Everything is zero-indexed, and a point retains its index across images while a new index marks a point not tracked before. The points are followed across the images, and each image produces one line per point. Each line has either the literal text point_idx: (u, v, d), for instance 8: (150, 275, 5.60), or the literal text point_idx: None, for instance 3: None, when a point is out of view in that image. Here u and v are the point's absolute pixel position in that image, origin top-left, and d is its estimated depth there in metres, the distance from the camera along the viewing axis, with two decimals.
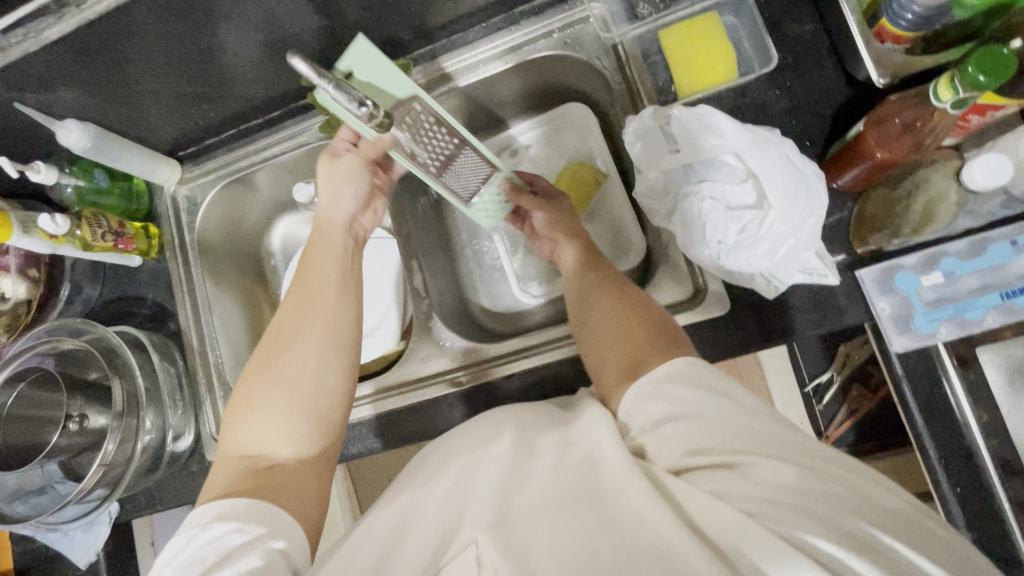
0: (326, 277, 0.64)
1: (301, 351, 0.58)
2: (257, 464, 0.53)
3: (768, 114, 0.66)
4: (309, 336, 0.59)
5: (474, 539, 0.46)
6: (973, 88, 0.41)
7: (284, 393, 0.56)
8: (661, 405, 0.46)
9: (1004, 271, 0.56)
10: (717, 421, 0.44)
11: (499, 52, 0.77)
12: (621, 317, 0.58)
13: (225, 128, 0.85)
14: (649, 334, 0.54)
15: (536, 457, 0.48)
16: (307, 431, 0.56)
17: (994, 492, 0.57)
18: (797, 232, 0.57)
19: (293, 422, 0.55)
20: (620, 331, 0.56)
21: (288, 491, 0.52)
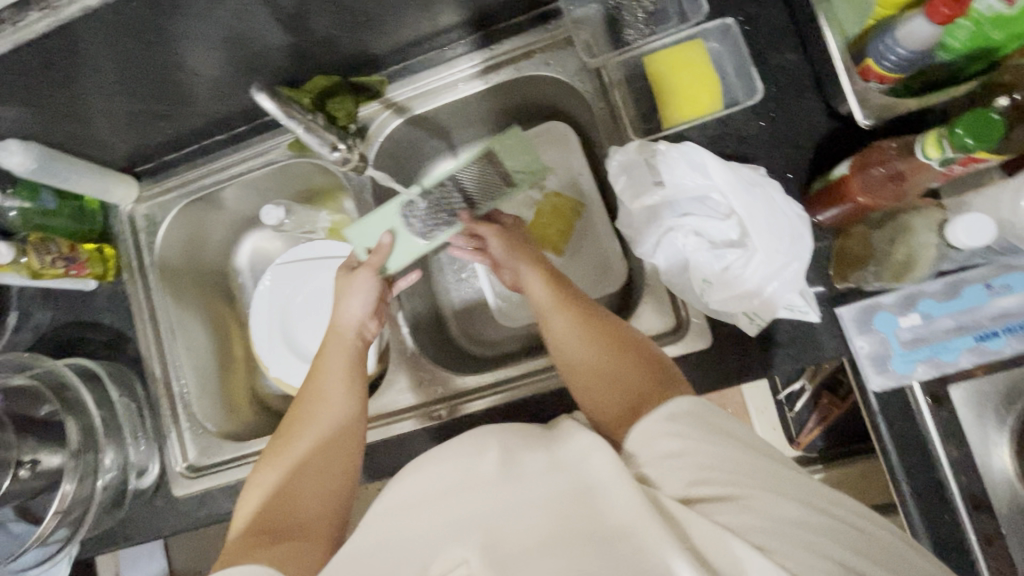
0: (335, 369, 0.64)
1: (309, 435, 0.59)
2: (262, 539, 0.51)
3: (752, 145, 0.65)
4: (319, 428, 0.59)
5: (463, 562, 0.36)
6: (959, 150, 0.41)
7: (293, 472, 0.56)
8: (670, 442, 0.40)
9: (978, 313, 0.57)
10: (717, 453, 0.39)
11: (478, 70, 0.74)
12: (611, 368, 0.52)
13: (184, 143, 0.80)
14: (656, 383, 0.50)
15: (525, 474, 0.38)
16: (311, 512, 0.54)
17: (962, 522, 0.58)
18: (780, 274, 0.57)
19: (295, 502, 0.55)
20: (615, 383, 0.52)
21: (291, 560, 0.49)
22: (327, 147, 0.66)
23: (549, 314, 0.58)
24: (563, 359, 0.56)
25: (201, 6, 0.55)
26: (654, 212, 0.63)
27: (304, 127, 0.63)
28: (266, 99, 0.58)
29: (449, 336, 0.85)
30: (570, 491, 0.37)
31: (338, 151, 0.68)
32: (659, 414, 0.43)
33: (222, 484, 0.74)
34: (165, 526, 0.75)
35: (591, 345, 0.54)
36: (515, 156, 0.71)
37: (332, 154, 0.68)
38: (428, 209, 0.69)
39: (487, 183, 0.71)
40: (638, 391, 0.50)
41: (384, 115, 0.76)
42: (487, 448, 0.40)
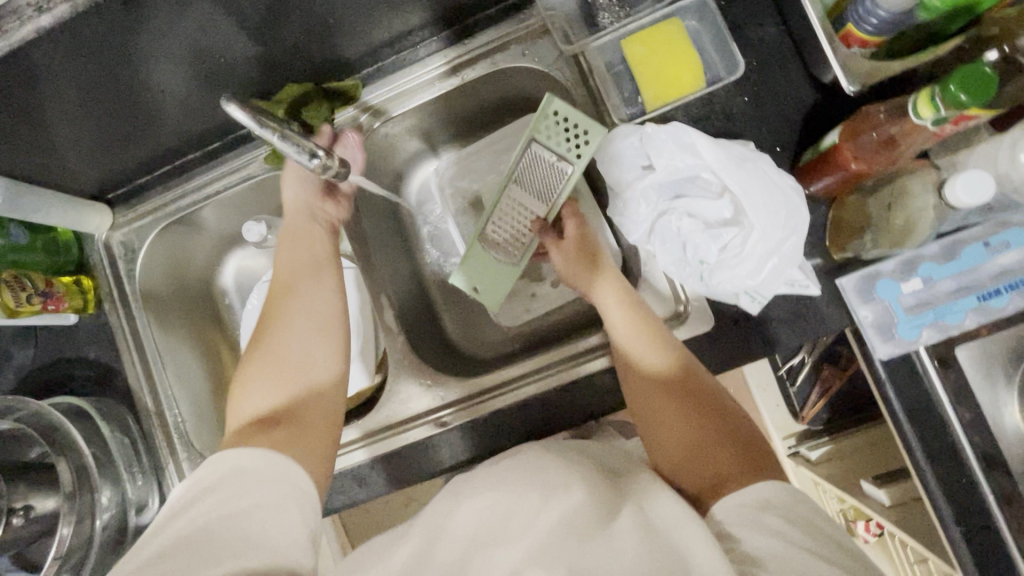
0: (312, 272, 0.67)
1: (291, 346, 0.60)
2: (259, 426, 0.55)
3: (737, 122, 0.64)
4: (297, 321, 0.62)
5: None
6: (955, 107, 0.40)
7: (275, 372, 0.59)
8: (765, 539, 0.42)
9: (978, 272, 0.56)
10: (813, 567, 0.40)
11: (455, 66, 0.72)
12: (695, 433, 0.52)
13: (157, 164, 0.78)
14: (734, 455, 0.50)
15: (616, 534, 0.43)
16: (300, 390, 0.58)
17: (978, 483, 0.58)
18: (779, 249, 0.55)
19: (290, 387, 0.58)
20: (699, 452, 0.51)
21: (294, 438, 0.54)
22: (306, 154, 0.62)
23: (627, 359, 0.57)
24: (641, 406, 0.56)
25: (163, 23, 0.53)
26: (646, 196, 0.61)
27: (278, 136, 0.59)
28: (234, 110, 0.55)
29: (446, 339, 0.83)
30: (662, 554, 0.41)
31: (316, 157, 0.63)
32: (744, 503, 0.45)
33: None
34: None
35: (677, 406, 0.53)
36: (564, 137, 0.60)
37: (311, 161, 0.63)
38: (507, 227, 0.67)
39: (551, 178, 0.62)
40: (717, 463, 0.50)
41: (361, 120, 0.74)
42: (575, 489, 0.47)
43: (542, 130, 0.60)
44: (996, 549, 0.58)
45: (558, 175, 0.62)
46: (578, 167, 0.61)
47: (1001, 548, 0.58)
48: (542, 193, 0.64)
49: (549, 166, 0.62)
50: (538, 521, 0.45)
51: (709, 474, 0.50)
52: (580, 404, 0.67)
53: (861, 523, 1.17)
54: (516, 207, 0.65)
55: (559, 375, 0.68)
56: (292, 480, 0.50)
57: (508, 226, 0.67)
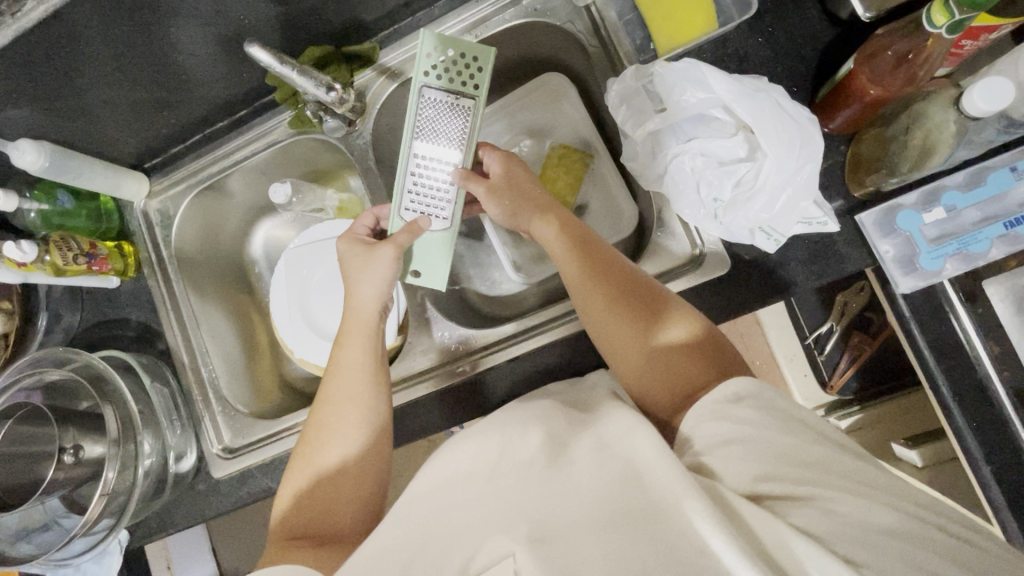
0: (361, 342, 0.63)
1: (338, 429, 0.58)
2: (300, 543, 0.53)
3: (751, 62, 0.64)
4: (339, 409, 0.59)
5: (509, 553, 0.38)
6: (973, 7, 0.39)
7: (323, 454, 0.58)
8: (721, 426, 0.42)
9: (1005, 200, 0.55)
10: (783, 447, 0.39)
11: (466, 26, 0.73)
12: (655, 352, 0.52)
13: (189, 133, 0.82)
14: (705, 365, 0.51)
15: (573, 465, 0.41)
16: (347, 487, 0.56)
17: (1009, 420, 0.57)
18: (793, 181, 0.55)
19: (332, 482, 0.56)
20: (667, 368, 0.51)
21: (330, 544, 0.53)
22: (322, 85, 0.66)
23: (593, 301, 0.56)
24: (610, 345, 0.55)
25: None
26: (658, 140, 0.62)
27: (297, 70, 0.64)
28: (259, 48, 0.60)
29: (466, 299, 0.85)
30: (616, 472, 0.39)
31: (331, 89, 0.67)
32: (711, 398, 0.45)
33: (260, 460, 0.75)
34: (207, 509, 0.76)
35: (633, 330, 0.53)
36: (457, 74, 0.62)
37: (327, 93, 0.67)
38: (427, 195, 0.65)
39: (451, 118, 0.63)
40: (689, 377, 0.50)
41: (378, 82, 0.76)
42: (531, 431, 0.45)
43: (427, 72, 0.62)
44: None
45: (461, 115, 0.63)
46: (481, 94, 0.62)
47: None
48: (447, 138, 0.64)
49: (445, 108, 0.63)
50: (499, 470, 0.43)
51: (680, 388, 0.50)
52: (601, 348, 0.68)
53: None
54: (433, 167, 0.65)
55: (578, 323, 0.69)
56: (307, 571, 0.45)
57: (431, 181, 0.65)
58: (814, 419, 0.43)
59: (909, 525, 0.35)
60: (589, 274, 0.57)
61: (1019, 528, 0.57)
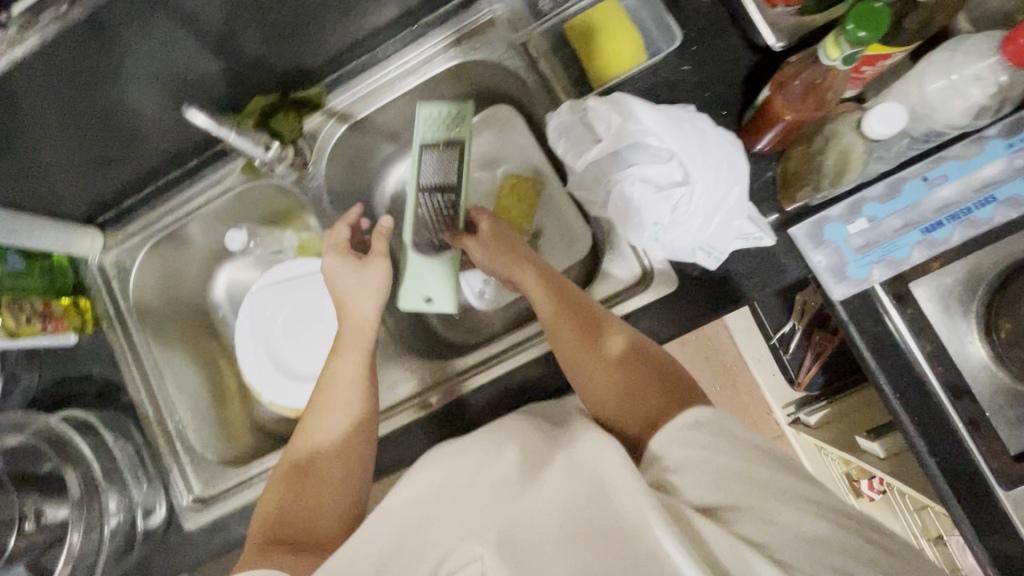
0: (355, 349, 0.65)
1: (329, 430, 0.60)
2: (276, 547, 0.53)
3: (682, 89, 0.67)
4: (330, 412, 0.61)
5: (478, 558, 0.41)
6: (856, 44, 0.43)
7: (313, 450, 0.60)
8: (684, 449, 0.43)
9: (921, 207, 0.58)
10: (739, 468, 0.41)
11: (412, 67, 0.76)
12: (623, 375, 0.54)
13: (142, 185, 0.82)
14: (666, 394, 0.52)
15: (544, 482, 0.42)
16: (331, 489, 0.58)
17: (948, 412, 0.60)
18: (725, 202, 0.58)
19: (318, 484, 0.58)
20: (629, 397, 0.53)
21: (308, 547, 0.54)
22: (260, 146, 0.67)
23: (561, 329, 0.58)
24: (576, 373, 0.57)
25: (136, 43, 0.59)
26: (600, 168, 0.64)
27: (234, 131, 0.63)
28: (195, 112, 0.56)
29: (432, 329, 0.86)
30: (584, 488, 0.39)
31: (271, 147, 0.69)
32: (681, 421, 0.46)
33: (233, 508, 0.74)
34: (179, 563, 0.75)
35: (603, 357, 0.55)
36: (436, 125, 0.71)
37: (267, 152, 0.69)
38: (432, 228, 0.71)
39: (441, 160, 0.71)
40: (650, 405, 0.52)
41: (328, 126, 0.77)
42: (507, 449, 0.48)
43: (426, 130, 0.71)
44: (970, 474, 0.60)
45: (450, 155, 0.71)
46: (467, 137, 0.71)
47: (975, 472, 0.59)
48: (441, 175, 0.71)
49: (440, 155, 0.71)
50: (473, 483, 0.46)
51: (642, 415, 0.52)
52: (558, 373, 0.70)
53: (866, 481, 1.19)
54: (435, 203, 0.71)
55: (539, 347, 0.71)
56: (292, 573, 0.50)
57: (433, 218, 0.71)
58: (767, 442, 0.45)
59: (847, 538, 0.37)
60: (559, 303, 0.59)
61: (967, 515, 0.60)
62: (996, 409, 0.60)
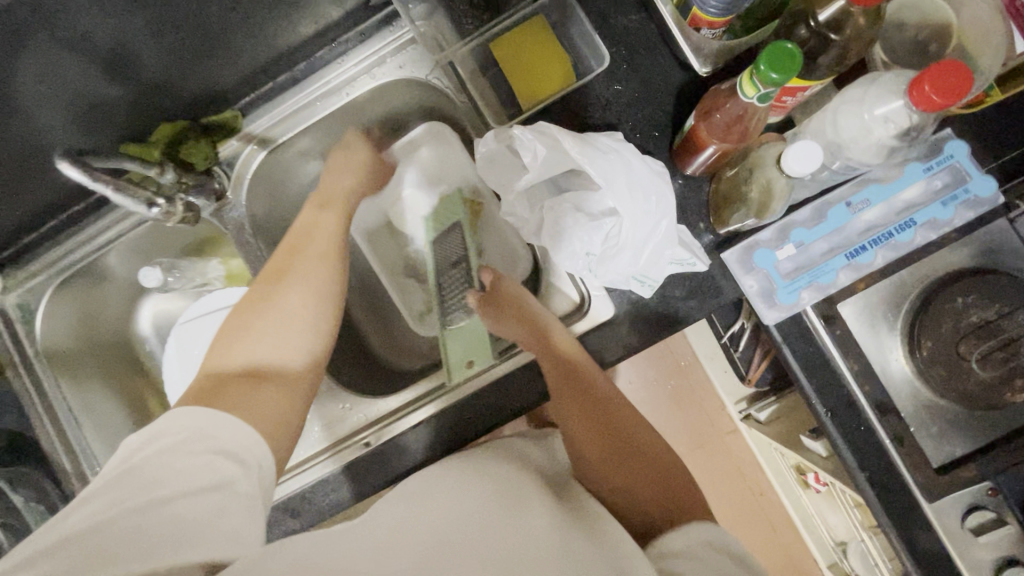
0: (319, 265, 0.59)
1: (283, 331, 0.54)
2: (233, 389, 0.48)
3: (613, 110, 0.65)
4: (298, 304, 0.55)
5: None
6: (769, 85, 0.41)
7: (269, 355, 0.52)
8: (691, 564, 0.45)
9: (846, 231, 0.59)
10: None
11: (337, 86, 0.72)
12: (626, 472, 0.57)
13: (43, 219, 0.75)
14: (666, 496, 0.56)
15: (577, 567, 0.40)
16: (293, 356, 0.53)
17: (875, 428, 0.62)
18: (654, 234, 0.57)
19: (281, 349, 0.53)
20: (628, 490, 0.57)
21: (268, 403, 0.48)
22: (144, 206, 0.62)
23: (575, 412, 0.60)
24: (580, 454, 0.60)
25: (23, 74, 0.54)
26: (529, 196, 0.63)
27: (114, 189, 0.58)
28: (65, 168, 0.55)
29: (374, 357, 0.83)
30: None
31: (156, 206, 0.63)
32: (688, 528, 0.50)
33: None
34: None
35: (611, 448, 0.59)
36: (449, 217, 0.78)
37: (150, 211, 0.63)
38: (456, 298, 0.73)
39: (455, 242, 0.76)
40: (649, 504, 0.56)
41: (246, 151, 0.72)
42: (538, 514, 0.45)
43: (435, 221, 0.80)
44: (896, 488, 0.61)
45: (459, 237, 0.77)
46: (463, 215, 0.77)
47: (901, 485, 0.61)
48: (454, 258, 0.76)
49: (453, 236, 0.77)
50: (489, 530, 0.41)
51: (641, 511, 0.55)
52: (496, 405, 0.67)
53: (812, 473, 1.23)
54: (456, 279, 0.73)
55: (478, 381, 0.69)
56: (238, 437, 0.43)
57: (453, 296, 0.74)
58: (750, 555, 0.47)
59: None
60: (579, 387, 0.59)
61: (894, 527, 0.62)
62: (921, 424, 0.61)
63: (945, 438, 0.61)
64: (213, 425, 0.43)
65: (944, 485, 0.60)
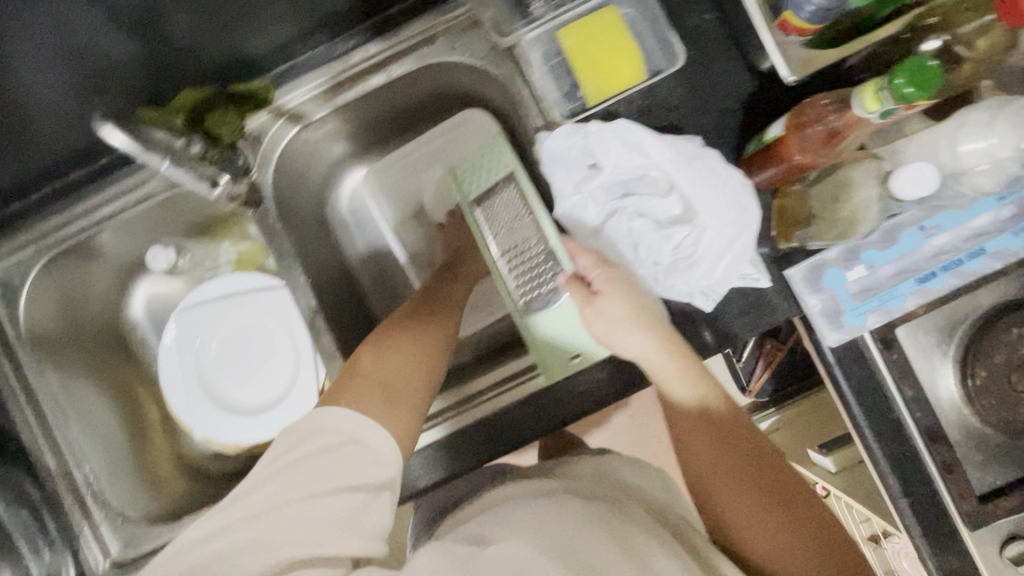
0: (450, 309, 0.62)
1: (420, 346, 0.56)
2: (367, 396, 0.49)
3: (678, 113, 0.62)
4: (429, 342, 0.56)
5: None
6: (900, 100, 0.39)
7: (404, 376, 0.52)
8: None
9: (916, 256, 0.58)
10: None
11: (375, 62, 0.65)
12: (777, 521, 0.46)
13: (33, 186, 0.67)
14: (823, 551, 0.45)
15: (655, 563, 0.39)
16: (421, 392, 0.53)
17: (922, 455, 0.61)
18: (732, 248, 0.54)
19: (404, 388, 0.52)
20: (780, 548, 0.46)
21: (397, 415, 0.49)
22: (205, 180, 0.58)
23: (712, 452, 0.49)
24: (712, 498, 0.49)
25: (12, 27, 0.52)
26: (591, 197, 0.59)
27: (168, 160, 0.55)
28: (115, 134, 0.51)
29: None
30: None
31: (217, 183, 0.59)
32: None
33: None
34: None
35: (751, 500, 0.47)
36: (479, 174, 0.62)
37: (209, 187, 0.59)
38: (537, 273, 0.57)
39: (497, 207, 0.59)
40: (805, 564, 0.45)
41: (276, 125, 0.66)
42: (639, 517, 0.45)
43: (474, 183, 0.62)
44: (936, 515, 0.61)
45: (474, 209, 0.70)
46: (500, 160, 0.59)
47: (942, 513, 0.61)
48: (512, 223, 0.57)
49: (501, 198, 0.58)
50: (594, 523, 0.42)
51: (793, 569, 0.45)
52: (543, 414, 0.62)
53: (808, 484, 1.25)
54: (529, 254, 0.56)
55: (517, 392, 0.62)
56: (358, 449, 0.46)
57: (532, 273, 0.57)
58: None
59: None
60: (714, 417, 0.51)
61: (932, 553, 0.62)
62: (965, 452, 0.61)
63: (988, 467, 0.61)
64: (358, 424, 0.47)
65: (987, 514, 0.60)
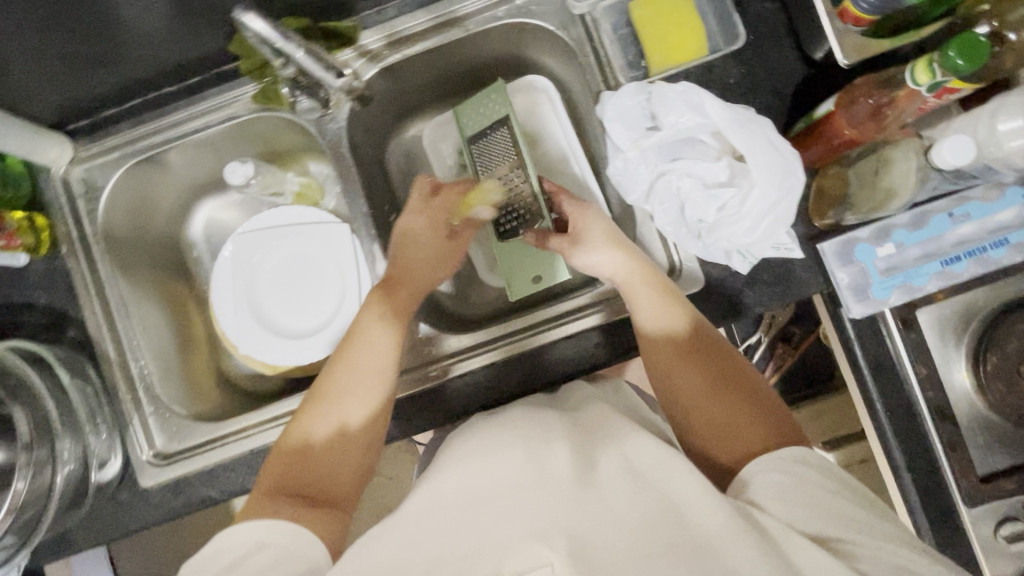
0: (380, 324, 0.63)
1: (353, 406, 0.58)
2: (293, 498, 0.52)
3: (732, 90, 0.67)
4: (361, 376, 0.59)
5: (548, 563, 0.39)
6: (950, 72, 0.44)
7: (334, 443, 0.56)
8: (780, 477, 0.45)
9: (942, 240, 0.62)
10: (831, 501, 0.43)
11: (457, 17, 0.71)
12: (720, 404, 0.53)
13: (127, 96, 0.72)
14: (761, 425, 0.51)
15: (601, 482, 0.44)
16: (352, 440, 0.57)
17: (930, 433, 0.64)
18: (775, 209, 0.58)
19: (337, 441, 0.56)
20: (724, 425, 0.52)
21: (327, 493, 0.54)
22: (334, 71, 0.64)
23: (667, 351, 0.56)
24: (664, 384, 0.56)
25: None
26: (645, 156, 0.64)
27: (302, 48, 0.60)
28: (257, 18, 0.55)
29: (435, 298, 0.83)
30: (653, 501, 0.42)
31: (342, 75, 0.65)
32: (781, 451, 0.47)
33: (202, 468, 0.68)
34: (131, 522, 0.67)
35: (707, 391, 0.54)
36: (479, 116, 0.74)
37: (335, 79, 0.65)
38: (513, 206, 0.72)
39: (495, 144, 0.72)
40: (745, 434, 0.51)
41: (358, 64, 0.71)
42: (556, 449, 0.48)
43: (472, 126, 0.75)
44: (934, 490, 0.65)
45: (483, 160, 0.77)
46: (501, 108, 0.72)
47: (942, 489, 0.64)
48: (502, 165, 0.71)
49: (491, 143, 0.73)
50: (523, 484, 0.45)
51: (735, 441, 0.51)
52: (542, 369, 0.69)
53: None
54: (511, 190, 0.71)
55: (535, 337, 0.69)
56: (297, 535, 0.48)
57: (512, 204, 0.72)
58: (841, 474, 0.46)
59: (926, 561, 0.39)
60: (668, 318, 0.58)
61: (929, 527, 0.65)
62: (972, 434, 0.64)
63: (991, 451, 0.64)
64: (269, 529, 0.48)
65: (986, 493, 0.62)
